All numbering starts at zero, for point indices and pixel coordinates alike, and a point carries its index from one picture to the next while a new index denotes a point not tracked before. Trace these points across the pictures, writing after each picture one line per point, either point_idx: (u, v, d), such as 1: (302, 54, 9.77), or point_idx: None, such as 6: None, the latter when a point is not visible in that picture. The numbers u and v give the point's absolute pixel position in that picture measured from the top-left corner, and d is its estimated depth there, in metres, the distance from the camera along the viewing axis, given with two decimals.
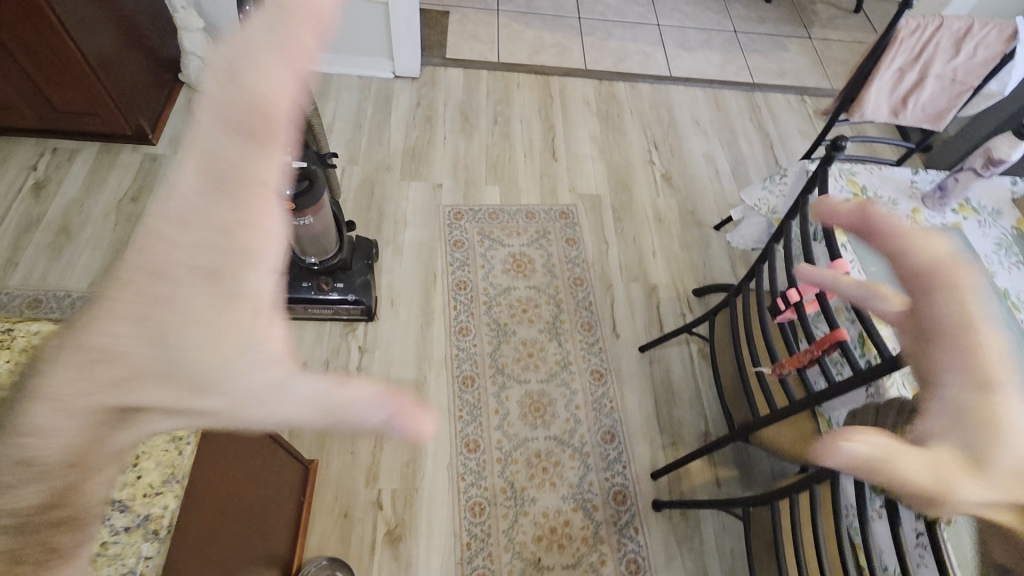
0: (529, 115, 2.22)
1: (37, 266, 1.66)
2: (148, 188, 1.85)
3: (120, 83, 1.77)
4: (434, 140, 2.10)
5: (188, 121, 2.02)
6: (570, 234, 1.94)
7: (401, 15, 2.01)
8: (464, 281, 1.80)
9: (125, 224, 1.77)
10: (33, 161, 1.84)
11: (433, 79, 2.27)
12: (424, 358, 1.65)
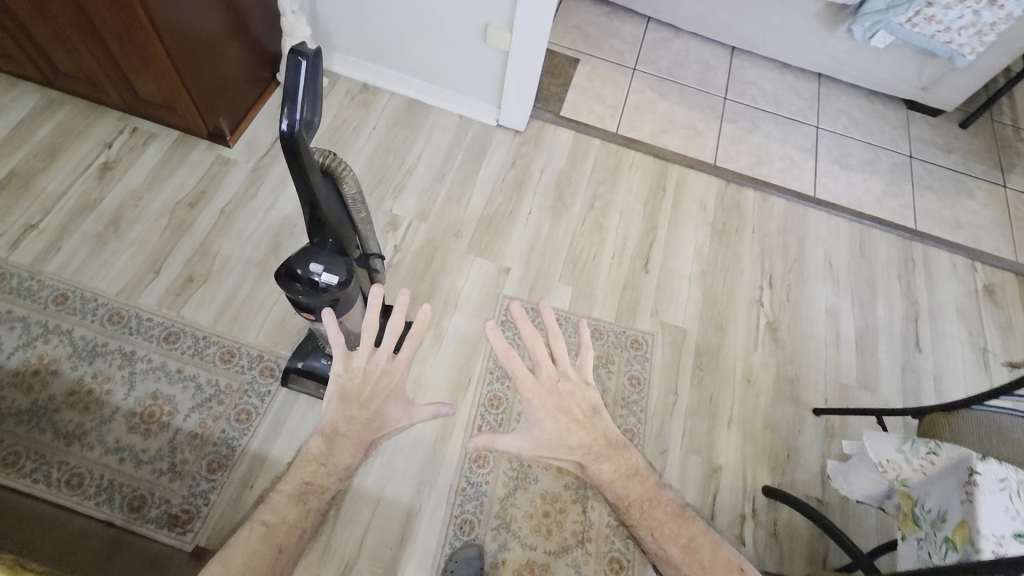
0: (632, 207, 1.92)
1: (74, 256, 1.56)
2: (207, 194, 1.71)
3: (206, 82, 1.63)
4: (519, 212, 1.85)
5: (270, 127, 1.87)
6: (637, 370, 1.64)
7: (522, 66, 1.76)
8: (499, 398, 1.56)
9: (173, 231, 1.64)
10: (108, 137, 1.75)
11: (538, 137, 2.00)
12: (427, 482, 1.44)
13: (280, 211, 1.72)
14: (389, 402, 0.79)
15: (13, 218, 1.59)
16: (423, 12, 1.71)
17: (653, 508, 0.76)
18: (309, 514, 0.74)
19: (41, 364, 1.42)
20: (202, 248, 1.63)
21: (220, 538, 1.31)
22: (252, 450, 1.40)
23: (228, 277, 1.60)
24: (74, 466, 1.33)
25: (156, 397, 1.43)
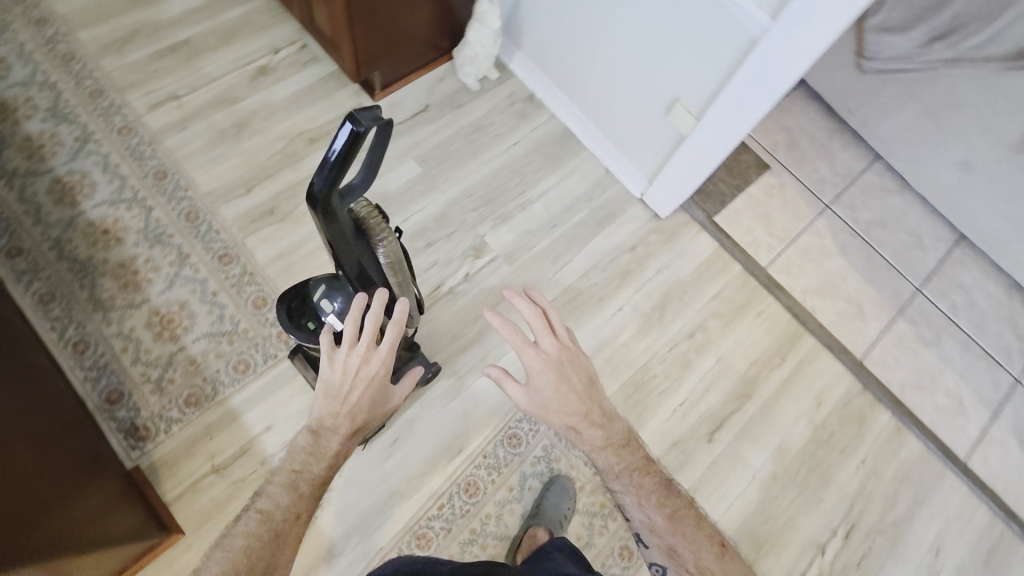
0: (734, 361, 1.61)
1: (192, 141, 1.60)
2: (330, 137, 1.67)
3: (373, 32, 1.55)
4: (609, 303, 1.62)
5: (420, 97, 1.77)
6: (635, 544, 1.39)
7: (693, 157, 1.50)
8: (479, 487, 1.39)
9: (281, 158, 1.62)
10: (280, 43, 1.77)
11: (675, 232, 1.74)
12: (361, 531, 1.31)
13: (383, 184, 1.63)
14: (374, 392, 0.84)
15: (166, 82, 1.66)
16: (623, 53, 1.51)
17: (635, 481, 0.88)
18: (301, 499, 0.81)
19: (114, 227, 1.48)
20: (296, 187, 1.59)
21: (159, 470, 1.30)
22: (230, 404, 1.37)
23: (302, 226, 1.56)
24: (87, 333, 1.38)
25: (182, 307, 1.43)
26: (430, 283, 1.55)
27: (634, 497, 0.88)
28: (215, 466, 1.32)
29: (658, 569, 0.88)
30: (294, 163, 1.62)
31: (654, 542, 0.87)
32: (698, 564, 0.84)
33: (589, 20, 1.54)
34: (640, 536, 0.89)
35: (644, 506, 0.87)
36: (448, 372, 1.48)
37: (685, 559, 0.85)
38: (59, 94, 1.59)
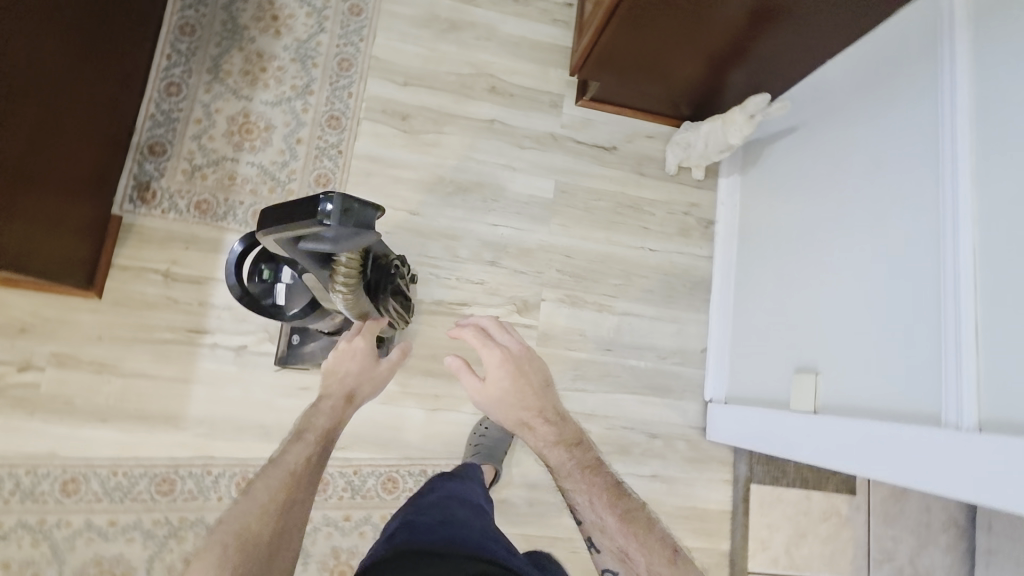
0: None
1: (406, 3, 1.50)
2: (511, 100, 1.51)
3: (625, 49, 1.33)
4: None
5: (616, 135, 1.57)
6: None
7: (777, 430, 1.23)
8: (325, 490, 1.29)
9: (457, 81, 1.49)
10: None
11: (704, 460, 1.47)
12: (211, 426, 1.27)
13: (509, 180, 1.48)
14: (364, 374, 1.00)
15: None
16: (810, 277, 1.23)
17: (581, 477, 0.85)
18: (301, 468, 0.87)
19: (284, 21, 1.44)
20: (442, 116, 1.47)
21: (128, 234, 1.29)
22: (223, 236, 1.33)
23: (414, 153, 1.44)
24: (186, 83, 1.38)
25: (265, 128, 1.39)
26: (460, 295, 1.41)
27: (581, 500, 0.83)
28: (167, 270, 1.30)
29: (608, 575, 0.83)
30: (461, 95, 1.48)
31: (604, 544, 0.81)
32: (647, 570, 0.78)
33: (812, 218, 1.26)
34: (591, 540, 0.83)
35: (592, 505, 0.83)
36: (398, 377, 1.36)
37: (636, 566, 0.79)
38: None
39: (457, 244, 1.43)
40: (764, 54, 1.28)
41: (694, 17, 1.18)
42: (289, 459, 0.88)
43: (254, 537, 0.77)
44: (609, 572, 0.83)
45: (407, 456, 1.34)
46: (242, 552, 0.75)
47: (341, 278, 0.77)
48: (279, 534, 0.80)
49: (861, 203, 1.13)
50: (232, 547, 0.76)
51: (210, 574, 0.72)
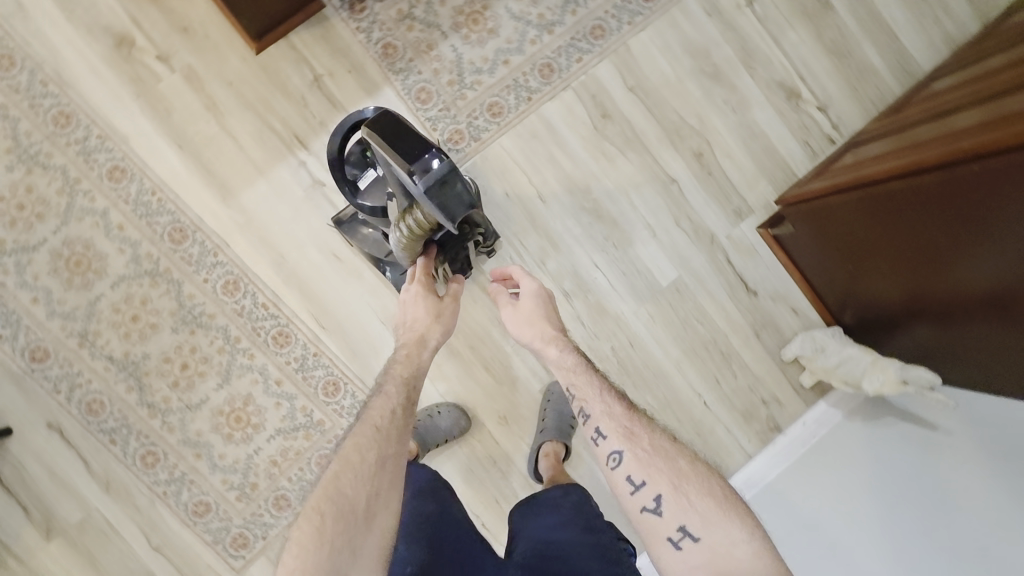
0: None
1: (681, 32, 1.49)
2: (694, 178, 1.48)
3: (841, 227, 1.28)
4: (485, 498, 1.40)
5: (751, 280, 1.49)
6: (217, 514, 1.29)
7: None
8: (283, 347, 1.30)
9: (665, 126, 1.47)
10: (810, 117, 1.54)
11: None
12: (247, 220, 1.28)
13: (630, 240, 1.46)
14: (434, 316, 0.95)
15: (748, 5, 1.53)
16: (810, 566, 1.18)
17: (584, 374, 0.94)
18: (390, 433, 0.82)
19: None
20: (630, 143, 1.46)
21: (318, 22, 1.30)
22: (386, 87, 1.34)
23: (584, 153, 1.44)
24: None
25: (491, 30, 1.40)
26: None
27: (590, 398, 0.90)
28: (321, 76, 1.31)
29: (615, 460, 0.84)
30: (657, 143, 1.47)
31: (609, 428, 0.86)
32: (652, 445, 0.84)
33: (849, 524, 1.19)
34: (597, 430, 0.87)
35: (603, 398, 0.90)
36: None
37: (640, 444, 0.84)
38: None
39: (548, 253, 1.43)
40: (956, 339, 1.15)
41: (926, 251, 1.11)
42: (377, 411, 0.85)
43: (350, 504, 0.75)
44: (617, 457, 0.84)
45: (363, 380, 1.32)
46: (337, 522, 0.73)
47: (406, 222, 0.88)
48: (374, 499, 0.77)
49: (900, 532, 1.11)
50: (328, 518, 0.74)
51: (313, 547, 0.72)
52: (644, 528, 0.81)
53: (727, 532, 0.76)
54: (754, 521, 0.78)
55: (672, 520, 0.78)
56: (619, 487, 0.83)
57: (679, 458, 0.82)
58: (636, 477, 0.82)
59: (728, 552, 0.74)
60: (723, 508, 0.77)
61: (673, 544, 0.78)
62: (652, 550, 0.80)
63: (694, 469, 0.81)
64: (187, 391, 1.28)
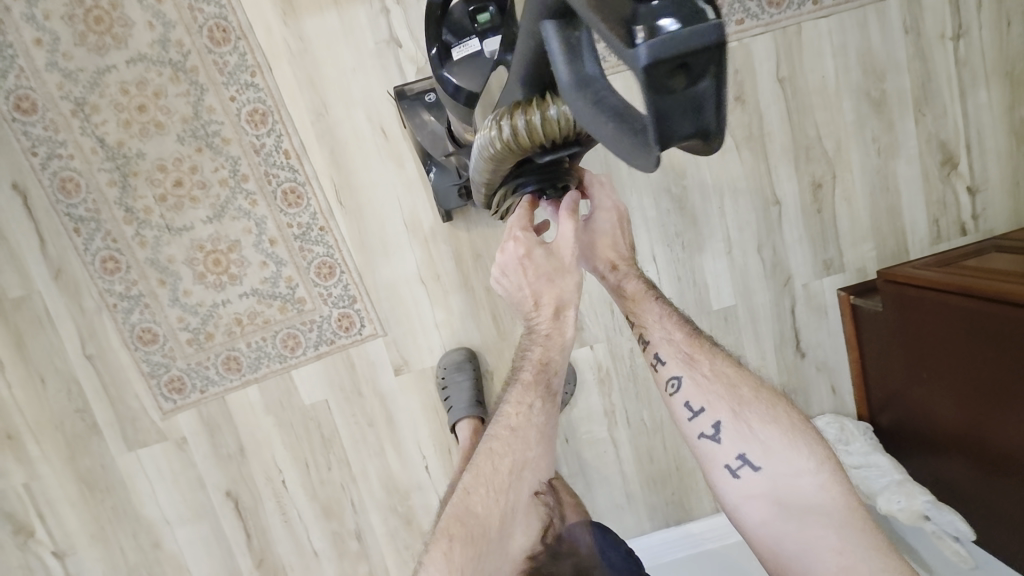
0: (304, 555, 1.31)
1: (864, 40, 1.23)
2: (797, 207, 1.29)
3: (928, 330, 1.12)
4: (437, 445, 1.29)
5: (799, 338, 1.35)
6: (162, 348, 1.19)
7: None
8: (291, 206, 1.16)
9: (794, 139, 1.26)
10: (949, 195, 1.32)
11: None
12: (302, 50, 1.09)
13: (698, 246, 1.28)
14: (551, 277, 0.73)
15: (955, 37, 1.25)
16: None
17: (646, 297, 0.83)
18: (528, 446, 0.76)
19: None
20: (749, 141, 1.25)
21: None
22: None
23: None
24: None
25: None
26: None
27: (651, 319, 0.82)
28: None
29: (674, 387, 0.78)
30: (775, 153, 1.26)
31: (670, 354, 0.79)
32: (715, 368, 0.77)
33: None
34: (658, 356, 0.80)
35: (663, 323, 0.81)
36: (436, 231, 1.20)
37: (701, 368, 0.78)
38: None
39: None
40: (1002, 488, 1.05)
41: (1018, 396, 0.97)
42: (512, 411, 0.76)
43: (483, 526, 0.71)
44: (676, 383, 0.78)
45: (361, 275, 1.20)
46: (468, 548, 0.69)
47: (496, 125, 0.56)
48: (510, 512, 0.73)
49: None
50: (457, 544, 0.69)
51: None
52: (701, 454, 0.75)
53: (792, 464, 0.71)
54: (823, 450, 0.72)
55: (731, 447, 0.73)
56: (676, 412, 0.77)
57: (742, 385, 0.76)
58: (694, 405, 0.76)
59: (794, 481, 0.70)
60: (790, 436, 0.72)
61: (732, 472, 0.72)
62: (707, 477, 0.75)
63: (759, 397, 0.75)
64: (173, 211, 1.14)
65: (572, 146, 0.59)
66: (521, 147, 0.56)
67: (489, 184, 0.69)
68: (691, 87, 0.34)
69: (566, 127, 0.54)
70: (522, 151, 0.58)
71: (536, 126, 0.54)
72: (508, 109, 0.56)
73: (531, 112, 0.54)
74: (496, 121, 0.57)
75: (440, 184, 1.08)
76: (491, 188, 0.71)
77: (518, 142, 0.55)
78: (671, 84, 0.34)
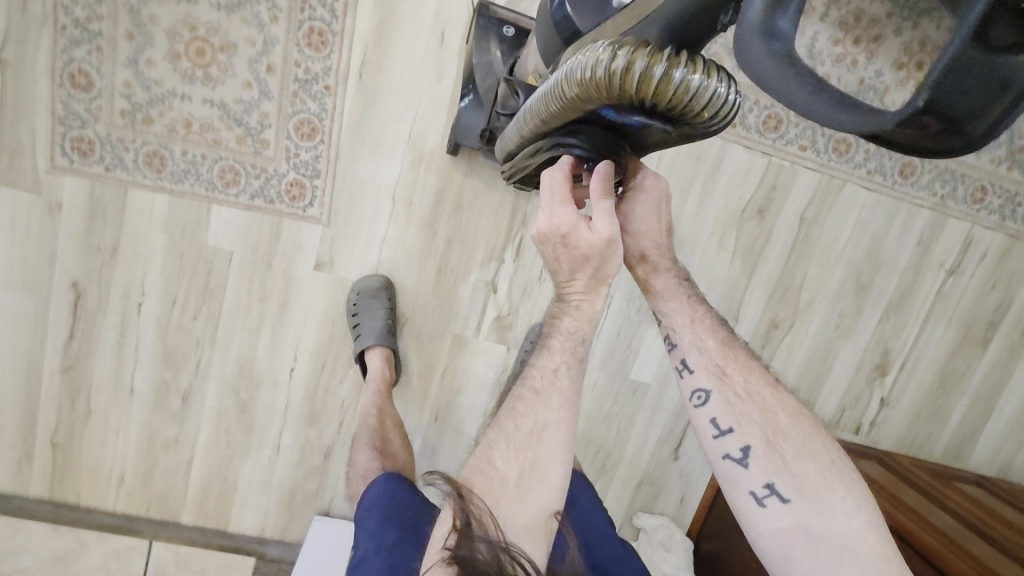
0: (116, 387, 1.18)
1: (878, 228, 1.30)
2: (747, 333, 1.33)
3: None
4: (314, 355, 1.21)
5: (682, 445, 1.39)
6: (88, 101, 1.03)
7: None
8: (310, 47, 1.05)
9: (779, 274, 1.30)
10: (866, 397, 1.41)
11: (291, 494, 1.28)
12: None
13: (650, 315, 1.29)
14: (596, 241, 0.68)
15: (948, 272, 1.34)
16: None
17: (680, 296, 0.85)
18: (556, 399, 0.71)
19: (896, 78, 1.21)
20: (744, 253, 1.28)
21: None
22: None
23: (705, 217, 1.24)
24: None
25: None
26: (529, 244, 1.21)
27: (682, 324, 0.83)
28: None
29: (700, 399, 0.79)
30: (759, 276, 1.30)
31: (699, 365, 0.80)
32: (746, 388, 0.78)
33: None
34: (685, 363, 0.82)
35: (694, 329, 0.83)
36: (434, 159, 1.14)
37: (732, 387, 0.78)
38: None
39: None
40: None
41: None
42: (539, 371, 0.72)
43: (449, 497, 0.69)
44: (703, 397, 0.79)
45: (338, 156, 1.11)
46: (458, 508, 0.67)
47: (609, 54, 0.49)
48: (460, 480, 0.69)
49: None
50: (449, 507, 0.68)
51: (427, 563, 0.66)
52: (728, 474, 0.77)
53: (826, 498, 0.70)
54: (862, 492, 0.72)
55: (759, 475, 0.73)
56: (701, 427, 0.79)
57: (777, 409, 0.76)
58: (721, 424, 0.77)
59: (824, 519, 0.69)
60: (825, 475, 0.72)
61: (757, 498, 0.73)
62: (732, 500, 0.76)
63: (794, 426, 0.75)
64: None
65: (663, 121, 0.54)
66: (619, 90, 0.50)
67: (550, 115, 0.62)
68: (1002, 56, 0.35)
69: (675, 100, 0.49)
70: (616, 97, 0.51)
71: (650, 80, 0.48)
72: (628, 44, 0.49)
73: (654, 61, 0.47)
74: (610, 50, 0.49)
75: (467, 113, 1.06)
76: (548, 122, 0.65)
77: (623, 85, 0.49)
78: (994, 39, 0.34)
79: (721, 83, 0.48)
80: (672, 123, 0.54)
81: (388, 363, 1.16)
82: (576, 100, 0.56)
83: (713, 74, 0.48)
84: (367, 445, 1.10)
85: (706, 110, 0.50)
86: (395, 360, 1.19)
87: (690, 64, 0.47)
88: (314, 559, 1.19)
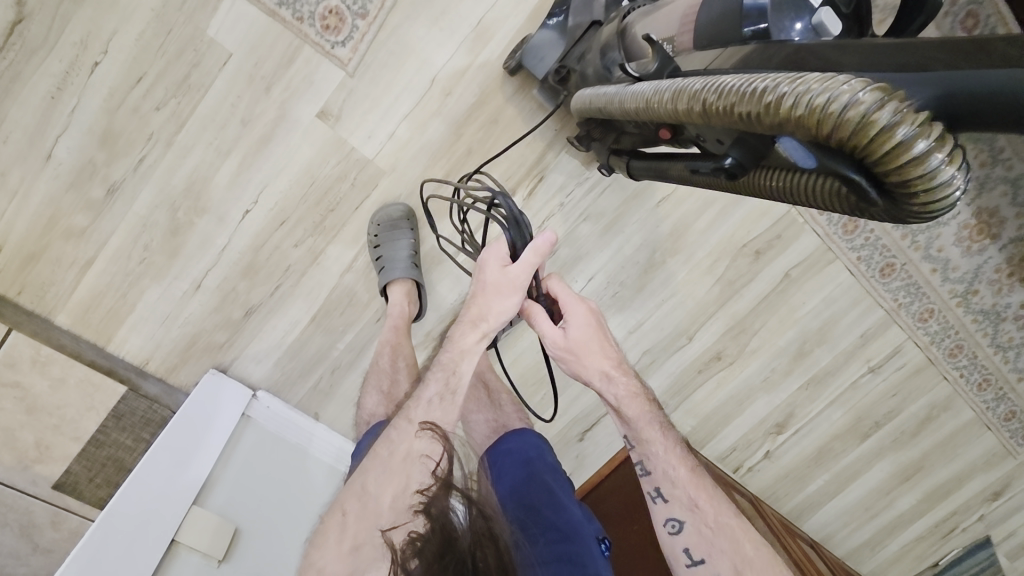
0: (28, 145, 0.97)
1: (840, 308, 1.38)
2: (689, 353, 1.39)
3: None
4: (277, 206, 1.08)
5: (589, 430, 1.43)
6: None
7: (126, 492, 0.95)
8: None
9: (742, 312, 1.36)
10: (754, 447, 1.52)
11: (191, 340, 1.15)
12: None
13: (619, 304, 1.30)
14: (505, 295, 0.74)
15: (870, 368, 1.47)
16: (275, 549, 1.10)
17: (651, 427, 0.80)
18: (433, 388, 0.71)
19: None
20: (722, 281, 1.32)
21: None
22: None
23: (704, 234, 1.28)
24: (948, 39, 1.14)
25: None
26: (543, 190, 1.15)
27: (655, 451, 0.79)
28: None
29: (673, 527, 0.76)
30: (727, 308, 1.35)
31: (673, 495, 0.77)
32: (715, 522, 0.73)
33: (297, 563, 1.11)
34: (658, 491, 0.78)
35: (665, 457, 0.79)
36: (491, 61, 1.05)
37: (703, 518, 0.74)
38: (976, 327, 1.43)
39: (595, 220, 1.21)
40: None
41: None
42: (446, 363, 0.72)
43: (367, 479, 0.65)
44: (676, 526, 0.75)
45: (394, 5, 0.99)
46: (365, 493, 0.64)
47: (872, 99, 0.37)
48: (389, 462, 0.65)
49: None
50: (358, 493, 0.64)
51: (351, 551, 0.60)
52: None
53: None
54: None
55: None
56: (674, 554, 0.76)
57: (743, 540, 0.72)
58: (693, 554, 0.73)
59: None
60: None
61: None
62: None
63: (760, 557, 0.71)
64: None
65: (858, 195, 0.44)
66: (856, 146, 0.39)
67: (720, 111, 0.48)
68: None
69: (912, 188, 0.39)
70: (836, 143, 0.40)
71: (907, 156, 0.37)
72: (895, 98, 0.38)
73: (921, 135, 0.37)
74: (872, 93, 0.38)
75: (545, 34, 0.96)
76: (706, 115, 0.51)
77: (872, 143, 0.37)
78: None
79: (963, 188, 0.41)
80: (863, 202, 0.45)
81: (411, 298, 1.09)
82: (774, 122, 0.43)
83: (960, 167, 0.39)
84: (379, 389, 0.98)
85: (930, 207, 0.41)
86: (419, 295, 1.12)
87: (951, 150, 0.38)
88: (197, 417, 1.09)
